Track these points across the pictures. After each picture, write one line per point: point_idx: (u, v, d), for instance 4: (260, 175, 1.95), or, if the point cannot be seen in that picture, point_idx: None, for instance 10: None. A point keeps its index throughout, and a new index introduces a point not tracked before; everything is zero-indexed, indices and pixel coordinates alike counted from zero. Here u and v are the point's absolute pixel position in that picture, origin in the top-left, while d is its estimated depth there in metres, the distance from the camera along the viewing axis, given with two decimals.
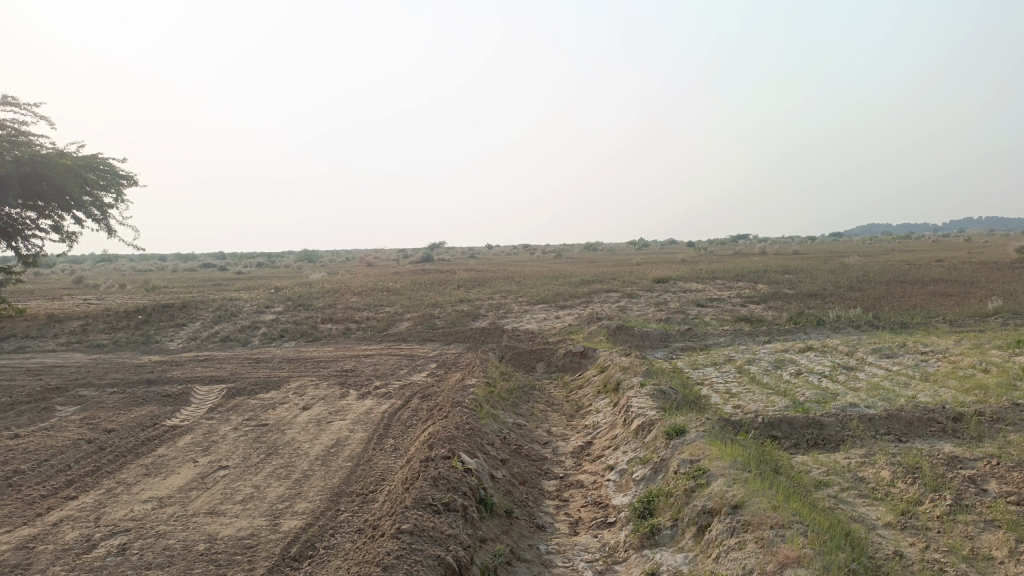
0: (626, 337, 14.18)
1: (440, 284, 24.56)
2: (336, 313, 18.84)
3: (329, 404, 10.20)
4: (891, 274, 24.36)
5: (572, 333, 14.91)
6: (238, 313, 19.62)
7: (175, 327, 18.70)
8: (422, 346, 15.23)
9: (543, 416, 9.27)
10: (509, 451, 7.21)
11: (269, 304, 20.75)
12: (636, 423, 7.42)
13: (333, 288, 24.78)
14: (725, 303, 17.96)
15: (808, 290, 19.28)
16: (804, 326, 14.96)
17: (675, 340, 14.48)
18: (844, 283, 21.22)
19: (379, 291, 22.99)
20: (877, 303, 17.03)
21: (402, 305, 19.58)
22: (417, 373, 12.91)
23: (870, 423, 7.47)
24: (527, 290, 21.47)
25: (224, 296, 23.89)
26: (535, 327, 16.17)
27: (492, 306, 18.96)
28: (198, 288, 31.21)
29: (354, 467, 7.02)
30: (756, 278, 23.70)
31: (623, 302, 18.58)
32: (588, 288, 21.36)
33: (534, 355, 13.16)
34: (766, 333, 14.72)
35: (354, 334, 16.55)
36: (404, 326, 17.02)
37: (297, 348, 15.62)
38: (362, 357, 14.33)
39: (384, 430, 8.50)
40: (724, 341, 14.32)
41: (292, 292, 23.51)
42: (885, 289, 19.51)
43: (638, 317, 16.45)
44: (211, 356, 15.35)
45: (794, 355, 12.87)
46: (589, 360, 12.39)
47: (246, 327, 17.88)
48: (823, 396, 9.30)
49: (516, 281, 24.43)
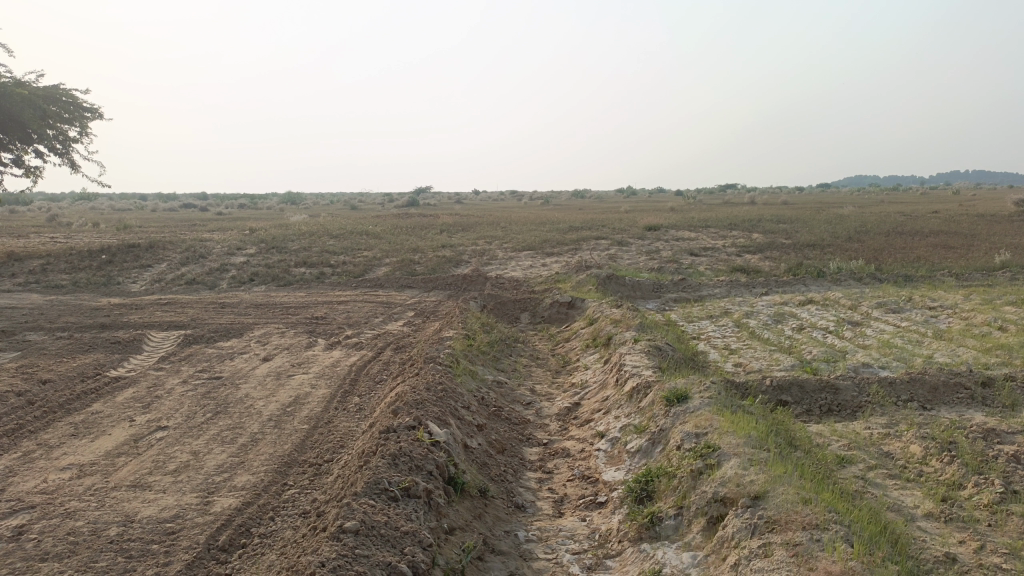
0: (616, 287, 13.34)
1: (422, 229, 23.51)
2: (310, 256, 17.86)
3: (292, 355, 9.33)
4: (889, 225, 23.54)
5: (560, 281, 14.04)
6: (207, 255, 18.58)
7: (140, 268, 17.67)
8: (399, 292, 14.32)
9: (525, 373, 8.44)
10: (487, 415, 6.38)
11: (242, 246, 19.70)
12: (630, 385, 6.59)
13: (310, 231, 23.72)
14: (719, 253, 17.10)
15: (805, 240, 18.44)
16: (804, 278, 14.14)
17: (668, 291, 13.65)
18: (842, 233, 20.39)
19: (358, 235, 21.95)
20: (879, 255, 16.22)
21: (382, 250, 18.59)
22: (392, 322, 12.04)
23: (890, 388, 6.69)
24: (512, 236, 20.49)
25: (195, 237, 22.78)
26: (520, 275, 15.27)
27: (476, 252, 18.01)
28: (171, 229, 29.99)
29: (309, 431, 6.17)
30: (751, 227, 22.82)
31: (613, 249, 17.68)
32: (576, 234, 20.43)
33: (518, 305, 12.29)
34: (764, 284, 13.91)
35: (329, 279, 15.61)
36: (382, 271, 16.08)
37: (266, 293, 14.66)
38: (334, 304, 13.42)
39: (349, 386, 7.65)
40: (720, 293, 13.50)
41: (267, 234, 22.42)
42: (885, 240, 18.70)
43: (629, 266, 15.60)
44: (174, 301, 14.39)
45: (794, 309, 12.07)
46: (577, 311, 11.54)
47: (215, 270, 16.88)
48: (832, 354, 8.51)
49: (502, 227, 23.46)
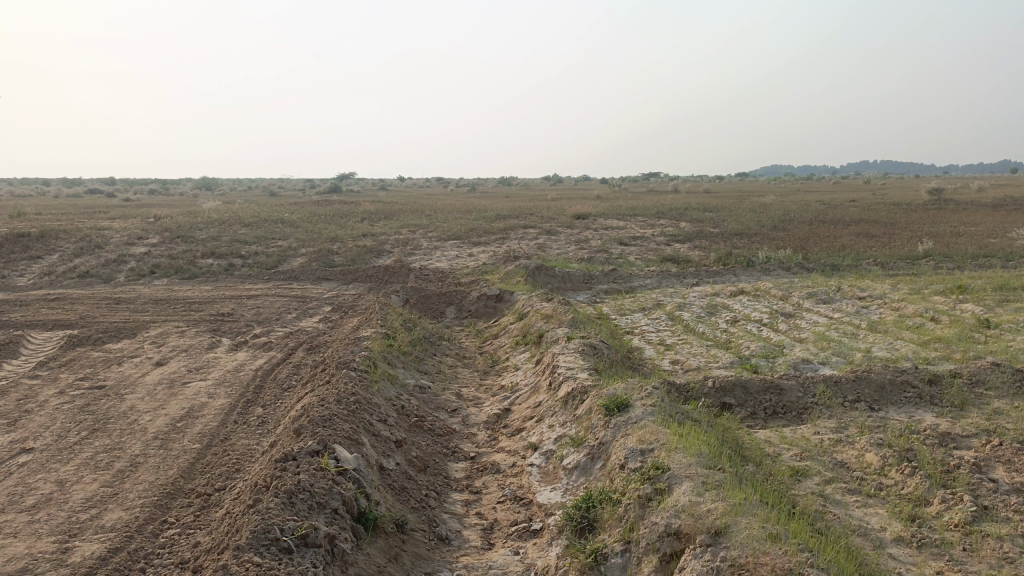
0: (545, 279, 12.80)
1: (342, 217, 22.51)
2: (220, 246, 16.71)
3: (191, 358, 8.41)
4: (811, 214, 23.82)
5: (487, 272, 13.42)
6: (105, 246, 17.18)
7: (28, 260, 16.17)
8: (315, 285, 13.43)
9: (451, 374, 7.79)
10: (406, 427, 5.71)
11: (144, 236, 18.32)
12: (564, 390, 6.03)
13: (221, 219, 22.40)
14: (648, 242, 16.81)
15: (733, 229, 18.34)
16: (734, 268, 13.93)
17: (598, 282, 13.20)
18: (768, 222, 20.43)
19: (272, 223, 20.80)
20: (806, 244, 16.20)
21: (298, 239, 17.57)
22: (306, 318, 11.18)
23: (836, 388, 6.34)
24: (437, 225, 19.74)
25: (93, 226, 21.16)
26: (445, 265, 14.58)
27: (398, 241, 17.19)
28: (68, 216, 27.98)
29: (202, 452, 5.38)
30: (677, 215, 22.72)
31: (541, 239, 17.17)
32: (503, 223, 19.83)
33: (443, 299, 11.61)
34: (695, 274, 13.63)
35: (239, 271, 14.56)
36: (297, 263, 15.12)
37: (168, 287, 13.53)
38: (244, 298, 12.43)
39: (252, 395, 6.84)
40: (651, 284, 13.14)
41: (174, 222, 21.01)
42: (810, 229, 18.78)
43: (558, 255, 15.10)
44: (63, 296, 13.11)
45: (727, 300, 11.79)
46: (505, 305, 10.95)
47: (112, 262, 15.56)
48: (771, 349, 8.17)
49: (426, 215, 22.66)
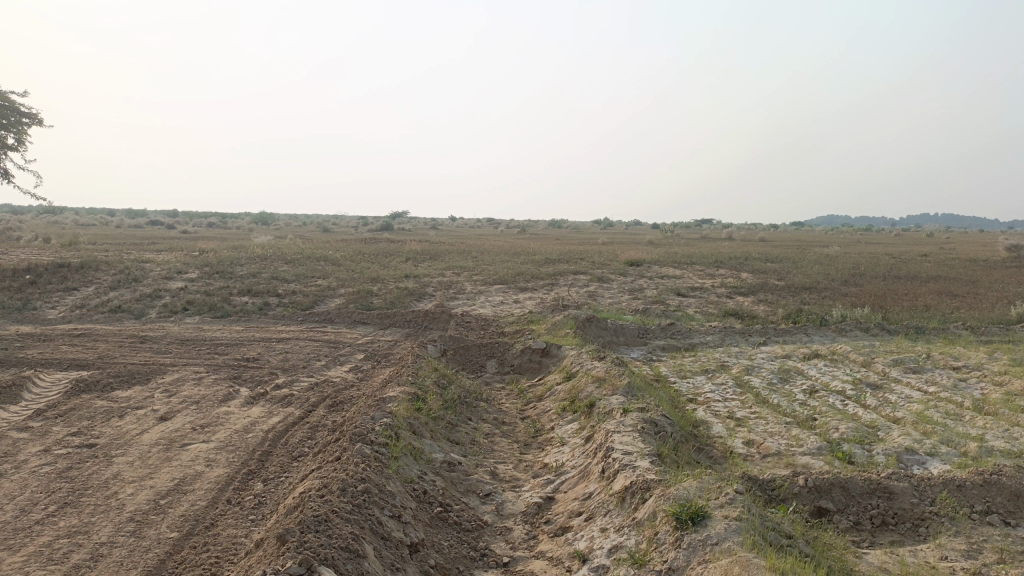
0: (597, 332, 11.74)
1: (387, 256, 21.86)
2: (258, 283, 16.07)
3: (200, 412, 7.53)
4: (881, 268, 22.31)
5: (533, 322, 12.44)
6: (142, 279, 16.70)
7: (63, 292, 15.74)
8: (350, 330, 12.60)
9: (486, 446, 6.74)
10: (426, 522, 4.70)
11: (183, 270, 17.84)
12: (620, 483, 4.93)
13: (264, 254, 21.94)
14: (708, 294, 15.66)
15: (800, 283, 17.06)
16: (805, 326, 12.68)
17: (654, 338, 12.08)
18: (836, 275, 19.07)
19: (314, 260, 20.19)
20: (882, 301, 14.85)
21: (338, 279, 16.86)
22: (335, 367, 10.29)
23: (959, 494, 5.13)
24: (483, 268, 18.89)
25: (137, 258, 20.83)
26: (489, 312, 13.63)
27: (441, 284, 16.35)
28: (118, 246, 27.94)
29: (178, 543, 4.45)
30: (737, 265, 21.50)
31: (593, 286, 16.16)
32: (553, 268, 18.89)
33: (484, 350, 10.63)
34: (761, 332, 12.42)
35: (273, 311, 13.83)
36: (334, 304, 14.34)
37: (198, 326, 12.84)
38: (273, 341, 11.63)
39: (255, 466, 5.90)
40: (713, 341, 11.96)
41: (217, 257, 20.56)
42: (885, 285, 17.37)
43: (610, 306, 14.05)
44: (89, 332, 12.49)
45: (800, 364, 10.55)
46: (551, 362, 9.91)
47: (146, 297, 15.00)
48: (863, 432, 6.95)
49: (473, 257, 21.86)
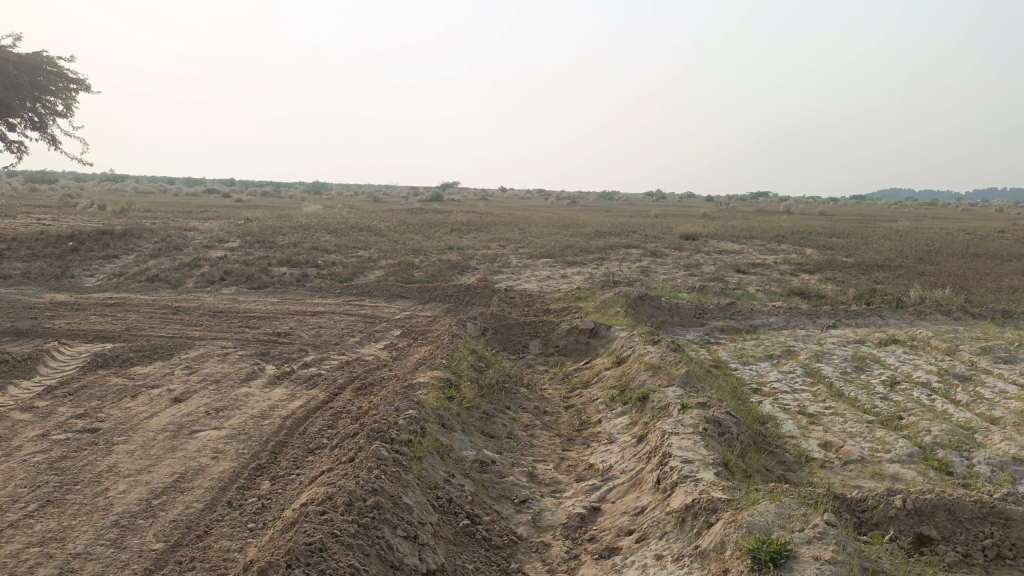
0: (649, 311, 10.90)
1: (431, 227, 21.21)
2: (297, 253, 15.57)
3: (217, 394, 6.96)
4: (958, 245, 20.82)
5: (581, 299, 11.65)
6: (182, 248, 16.37)
7: (103, 260, 15.46)
8: (388, 303, 11.99)
9: (524, 441, 6.02)
10: (448, 541, 4.02)
11: (224, 238, 17.48)
12: (679, 500, 4.14)
13: (309, 223, 21.50)
14: (770, 270, 14.62)
15: (870, 260, 15.86)
16: (879, 309, 11.62)
17: (713, 318, 11.18)
18: (909, 252, 17.77)
19: (357, 230, 19.68)
20: (964, 281, 13.62)
21: (380, 250, 16.28)
22: (369, 344, 9.67)
23: None
24: (530, 240, 18.10)
25: (181, 226, 20.58)
26: (535, 287, 12.87)
27: (486, 257, 15.64)
28: (167, 214, 27.95)
29: (162, 558, 3.85)
30: (800, 240, 20.27)
31: (646, 261, 15.25)
32: (604, 241, 18.00)
33: (527, 329, 9.88)
34: (830, 314, 11.41)
35: (311, 282, 13.31)
36: (374, 276, 13.75)
37: (233, 297, 12.38)
38: (307, 315, 11.08)
39: (265, 459, 5.28)
40: (777, 323, 11.01)
41: (260, 226, 20.18)
42: (964, 264, 16.06)
43: (665, 282, 13.16)
44: (123, 302, 12.12)
45: (875, 352, 9.56)
46: (600, 344, 9.13)
47: (184, 266, 14.63)
48: (960, 437, 6.02)
49: (521, 228, 21.09)
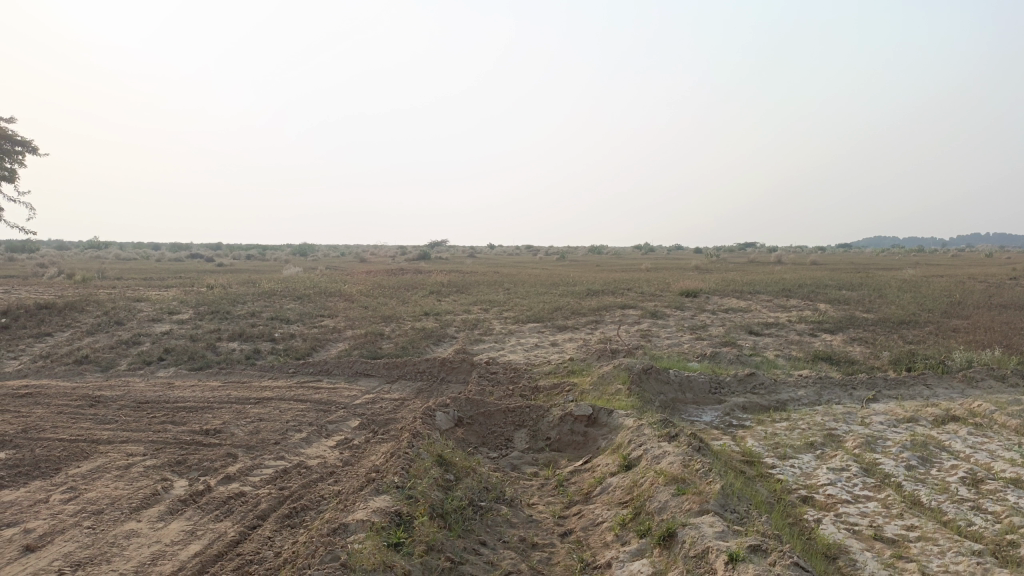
0: (657, 387, 9.16)
1: (409, 289, 19.58)
2: (254, 325, 13.80)
3: (88, 537, 5.13)
4: (977, 294, 19.36)
5: (576, 373, 9.93)
6: (125, 322, 14.56)
7: (34, 338, 13.63)
8: (349, 385, 10.20)
9: None
10: None
11: (176, 310, 15.70)
12: None
13: (277, 289, 19.81)
14: (786, 331, 12.98)
15: (894, 315, 14.26)
16: (923, 377, 9.95)
17: (731, 394, 9.45)
18: (932, 305, 16.21)
19: (326, 296, 17.93)
20: (1008, 338, 11.99)
21: (347, 318, 14.56)
22: (318, 441, 7.87)
23: None
24: (516, 303, 16.43)
25: (134, 296, 18.84)
26: (521, 360, 11.13)
27: (466, 323, 13.91)
28: (128, 283, 26.16)
29: None
30: (808, 294, 18.68)
31: (646, 324, 13.58)
32: (597, 301, 16.40)
33: (511, 416, 8.11)
34: (868, 385, 9.72)
35: (263, 360, 11.52)
36: (336, 351, 11.98)
37: (168, 382, 10.57)
38: (250, 402, 9.28)
39: None
40: (808, 399, 9.30)
41: (220, 294, 18.43)
42: (998, 317, 14.47)
43: (671, 349, 11.47)
44: (37, 391, 10.27)
45: (936, 435, 7.84)
46: (601, 436, 7.38)
47: (121, 345, 12.82)
48: None
49: (507, 289, 19.49)
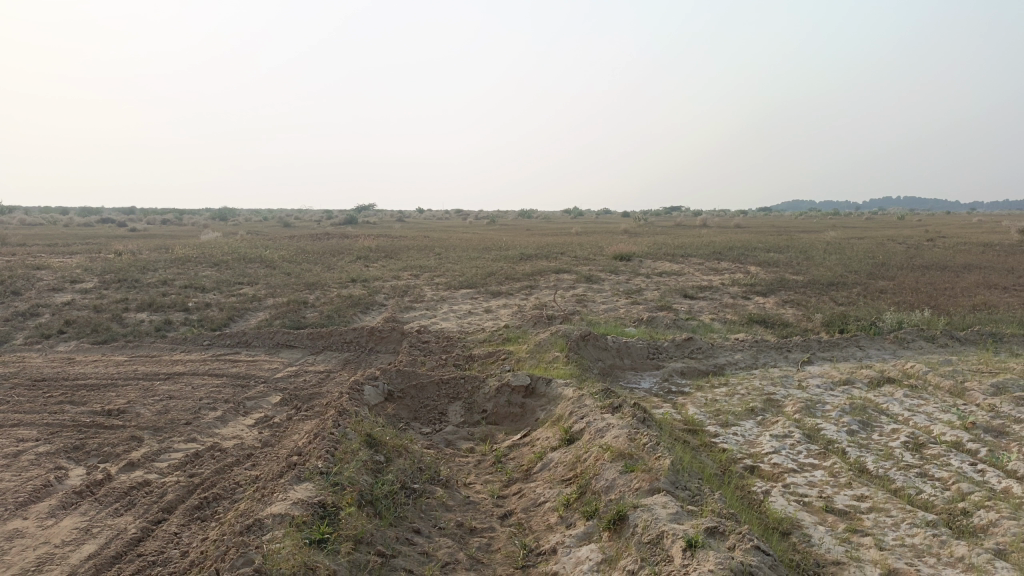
0: (595, 354, 8.86)
1: (335, 254, 18.80)
2: (166, 294, 12.90)
3: None
4: (899, 256, 19.84)
5: (511, 341, 9.55)
6: (22, 293, 13.42)
7: None
8: (271, 357, 9.57)
9: None
10: None
11: (79, 279, 14.58)
12: None
13: (193, 256, 18.73)
14: (720, 294, 12.90)
15: (823, 277, 14.37)
16: (856, 339, 9.96)
17: (669, 359, 9.24)
18: (858, 267, 16.46)
19: (245, 263, 17.00)
20: (934, 299, 12.19)
21: (269, 286, 13.78)
22: (235, 419, 7.27)
23: None
24: (447, 268, 15.92)
25: (34, 263, 17.49)
26: (453, 327, 10.69)
27: (395, 290, 13.35)
28: (29, 249, 24.43)
29: None
30: (739, 257, 18.76)
31: (581, 288, 13.30)
32: (530, 265, 16.04)
33: (444, 388, 7.68)
34: (803, 347, 9.67)
35: (175, 332, 10.73)
36: (256, 321, 11.27)
37: (68, 357, 9.71)
38: (159, 378, 8.57)
39: None
40: (746, 363, 9.17)
41: (129, 261, 17.27)
42: (921, 278, 14.76)
43: (606, 314, 11.20)
44: None
45: (873, 397, 7.79)
46: (539, 407, 7.04)
47: (17, 317, 11.76)
48: None
49: (437, 254, 18.94)
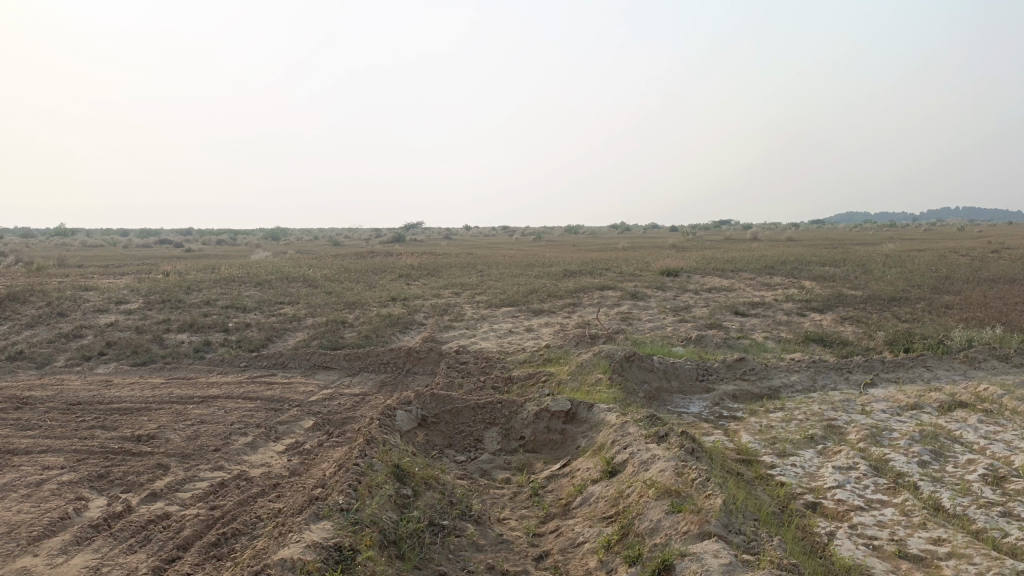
0: (640, 376, 8.40)
1: (378, 273, 18.67)
2: (207, 315, 12.85)
3: None
4: (964, 269, 18.88)
5: (552, 362, 9.15)
6: (68, 314, 13.53)
7: None
8: (306, 379, 9.34)
9: None
10: None
11: (125, 300, 14.67)
12: None
13: (238, 275, 18.81)
14: (773, 311, 12.30)
15: (884, 292, 13.63)
16: (923, 358, 9.29)
17: (720, 381, 8.73)
18: (920, 280, 15.63)
19: (288, 282, 16.97)
20: (1005, 315, 11.41)
21: (309, 305, 13.65)
22: (265, 446, 7.02)
23: None
24: (489, 285, 15.61)
25: (84, 285, 17.74)
26: (493, 347, 10.34)
27: (435, 308, 13.08)
28: (83, 271, 24.95)
29: None
30: (792, 271, 18.05)
31: (626, 305, 12.84)
32: (574, 282, 15.64)
33: (480, 413, 7.32)
34: (865, 368, 9.05)
35: (212, 354, 10.60)
36: (293, 342, 11.09)
37: (106, 379, 9.63)
38: (193, 402, 8.40)
39: None
40: (802, 385, 8.61)
41: (175, 281, 17.39)
42: (990, 292, 13.90)
43: (653, 333, 10.73)
44: None
45: (945, 423, 7.18)
46: (580, 434, 6.62)
47: (60, 339, 11.80)
48: None
49: (480, 271, 18.68)
